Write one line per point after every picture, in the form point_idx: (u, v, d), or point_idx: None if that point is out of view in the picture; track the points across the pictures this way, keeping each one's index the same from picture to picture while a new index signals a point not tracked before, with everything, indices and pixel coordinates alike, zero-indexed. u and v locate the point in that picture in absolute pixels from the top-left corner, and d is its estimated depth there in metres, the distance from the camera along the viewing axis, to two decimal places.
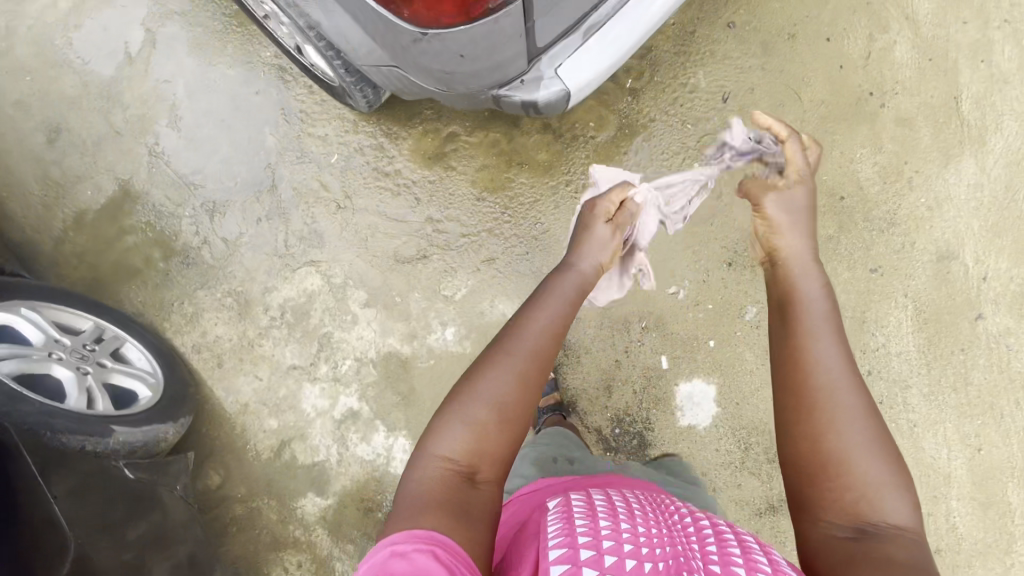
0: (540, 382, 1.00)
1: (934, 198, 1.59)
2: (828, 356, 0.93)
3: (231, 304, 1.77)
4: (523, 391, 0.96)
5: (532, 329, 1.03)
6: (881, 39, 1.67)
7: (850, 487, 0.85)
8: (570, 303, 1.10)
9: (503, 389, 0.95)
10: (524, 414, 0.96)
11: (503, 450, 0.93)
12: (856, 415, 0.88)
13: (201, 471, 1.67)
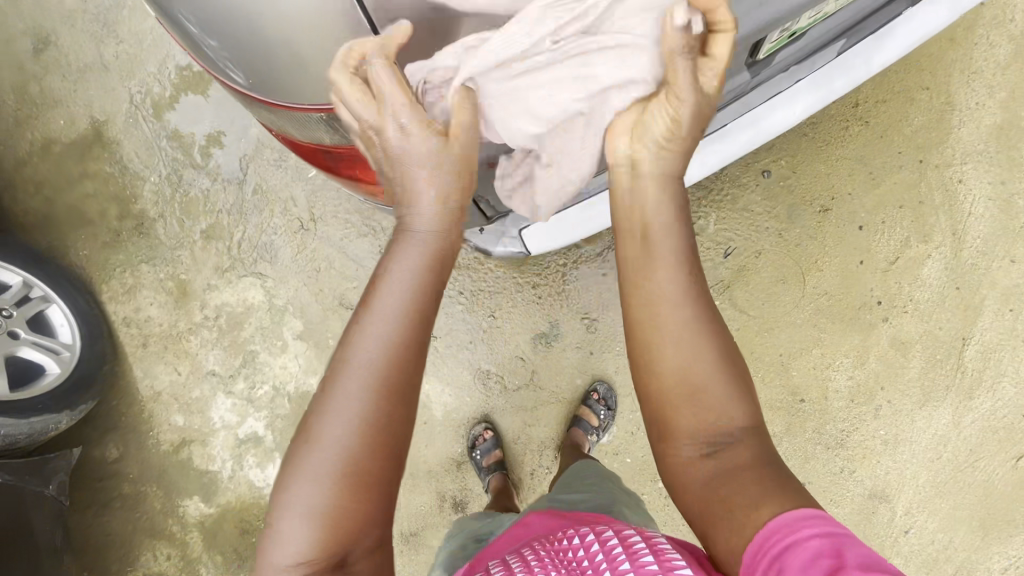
0: (403, 393, 0.67)
1: (894, 435, 1.49)
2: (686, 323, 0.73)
3: (171, 289, 1.73)
4: (376, 421, 0.65)
5: (376, 326, 0.68)
6: (915, 247, 1.50)
7: (700, 401, 0.72)
8: (421, 291, 0.70)
9: (340, 431, 0.65)
10: (392, 441, 0.66)
11: (368, 504, 0.65)
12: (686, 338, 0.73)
13: (101, 442, 1.69)
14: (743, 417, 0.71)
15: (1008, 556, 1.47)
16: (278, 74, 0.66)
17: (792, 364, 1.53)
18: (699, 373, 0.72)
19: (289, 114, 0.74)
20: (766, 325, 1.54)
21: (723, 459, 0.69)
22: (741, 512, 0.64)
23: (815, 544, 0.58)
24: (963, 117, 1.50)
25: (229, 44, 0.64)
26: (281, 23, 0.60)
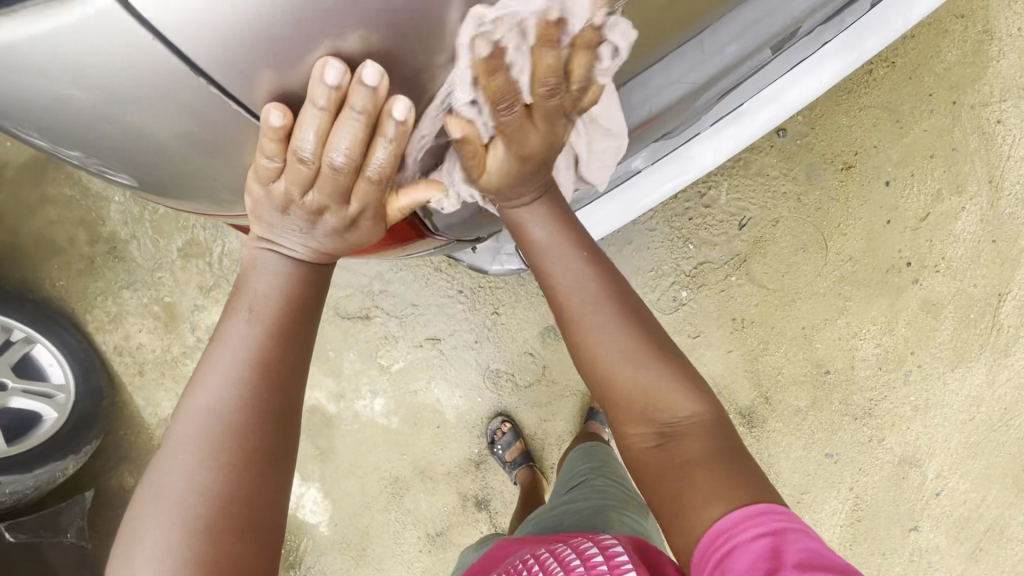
0: (269, 430, 0.55)
1: (925, 399, 1.43)
2: (613, 340, 0.69)
3: (158, 313, 1.65)
4: (241, 468, 0.53)
5: (225, 355, 0.55)
6: (948, 201, 1.38)
7: (646, 414, 0.70)
8: (287, 312, 0.57)
9: (190, 488, 0.51)
10: (263, 492, 0.54)
11: (239, 570, 0.51)
12: (611, 350, 0.69)
13: (114, 473, 1.67)
14: (692, 410, 0.70)
15: None
16: (171, 173, 0.54)
17: (817, 336, 1.44)
18: (639, 385, 0.70)
19: (199, 206, 0.62)
20: (788, 298, 1.44)
21: (671, 455, 0.68)
22: (691, 512, 0.64)
23: (756, 547, 0.60)
24: (1003, 47, 1.35)
25: (94, 152, 0.52)
26: (158, 124, 0.48)
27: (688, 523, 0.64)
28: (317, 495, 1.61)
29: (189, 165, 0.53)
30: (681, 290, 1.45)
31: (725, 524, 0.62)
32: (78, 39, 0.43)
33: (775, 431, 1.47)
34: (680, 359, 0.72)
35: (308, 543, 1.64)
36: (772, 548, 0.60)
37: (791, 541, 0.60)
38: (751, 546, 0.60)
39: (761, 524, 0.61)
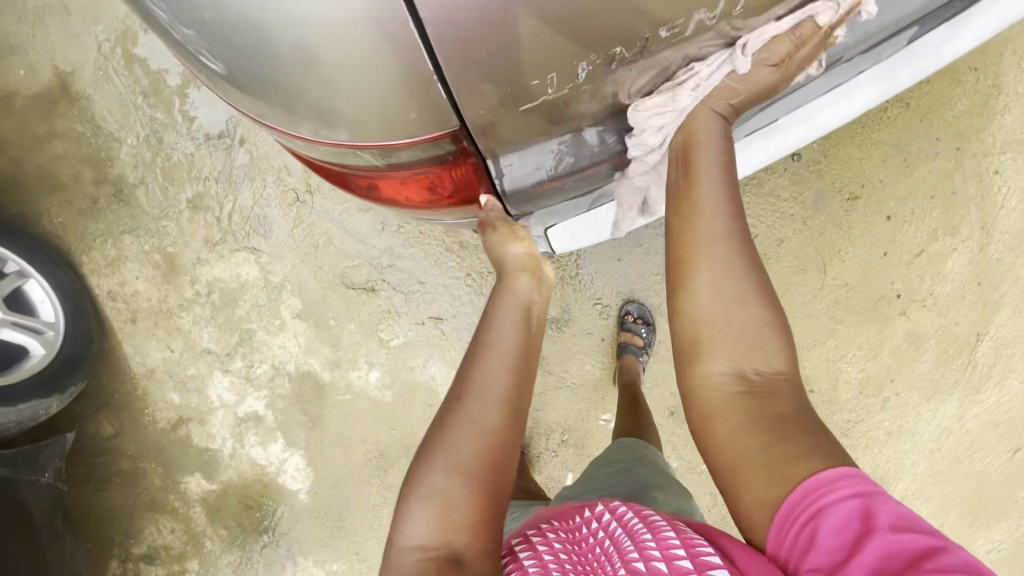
0: (524, 415, 0.77)
1: (899, 426, 1.51)
2: (731, 279, 0.72)
3: (157, 262, 1.62)
4: (500, 440, 0.72)
5: (498, 341, 0.78)
6: (943, 240, 1.45)
7: (746, 352, 0.71)
8: (528, 334, 0.81)
9: (469, 444, 0.71)
10: (512, 463, 0.74)
11: (494, 514, 0.71)
12: (735, 290, 0.71)
13: (94, 419, 1.63)
14: (784, 366, 0.71)
15: (991, 542, 1.52)
16: (263, 72, 0.60)
17: (807, 355, 1.50)
18: (749, 327, 0.71)
19: (270, 115, 0.67)
20: None
21: (761, 406, 0.69)
22: (781, 466, 0.63)
23: (844, 509, 0.59)
24: (1009, 102, 1.43)
25: (207, 33, 0.59)
26: (277, 22, 0.55)
27: (777, 478, 0.63)
28: (299, 461, 1.64)
29: (284, 70, 0.59)
30: None
31: (808, 485, 0.61)
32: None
33: None
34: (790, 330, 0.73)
35: (286, 506, 1.65)
36: (862, 510, 0.58)
37: (882, 506, 0.59)
38: (838, 507, 0.59)
39: (851, 489, 0.60)
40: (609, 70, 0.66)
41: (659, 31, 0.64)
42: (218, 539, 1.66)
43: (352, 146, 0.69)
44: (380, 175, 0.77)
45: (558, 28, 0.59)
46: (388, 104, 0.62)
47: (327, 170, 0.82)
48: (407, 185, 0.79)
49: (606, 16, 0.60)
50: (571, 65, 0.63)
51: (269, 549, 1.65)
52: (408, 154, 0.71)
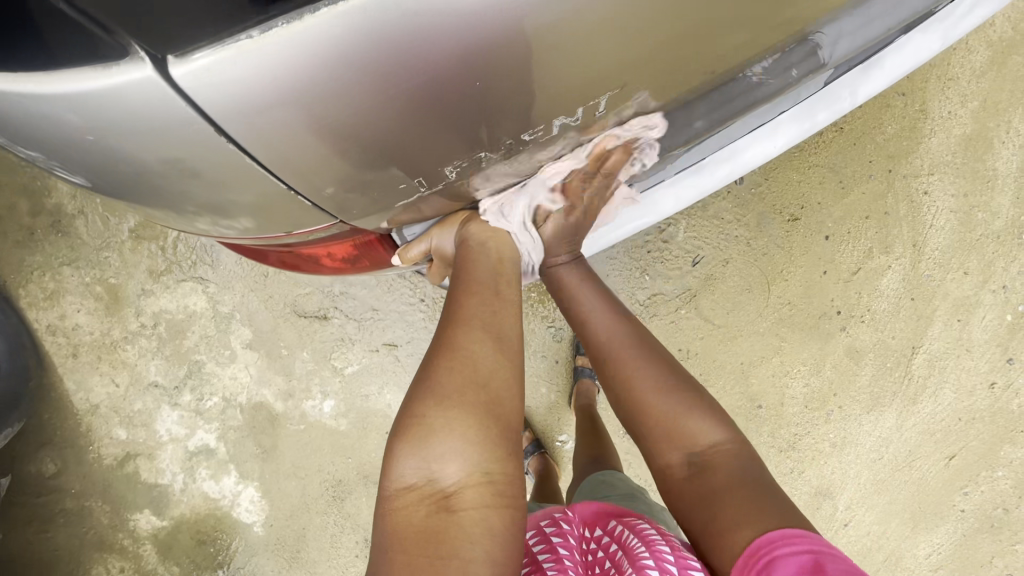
0: (512, 355, 0.76)
1: (843, 437, 1.57)
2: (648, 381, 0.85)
3: (99, 294, 1.57)
4: (471, 370, 0.72)
5: (473, 290, 0.80)
6: (878, 259, 1.51)
7: (672, 437, 0.81)
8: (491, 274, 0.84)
9: (452, 385, 0.70)
10: (500, 399, 0.72)
11: (493, 448, 0.69)
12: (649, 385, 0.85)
13: (35, 457, 1.57)
14: (719, 437, 0.80)
15: (932, 545, 1.59)
16: (141, 184, 0.62)
17: (754, 372, 1.55)
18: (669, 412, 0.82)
19: (159, 211, 0.69)
20: (730, 334, 1.54)
21: (709, 481, 0.76)
22: (726, 533, 0.70)
23: (798, 559, 0.65)
24: (934, 126, 1.50)
25: (79, 162, 0.60)
26: (143, 150, 0.56)
27: (724, 538, 0.70)
28: (254, 494, 1.60)
29: (163, 182, 0.61)
30: None
31: (763, 540, 0.67)
32: (76, 89, 0.50)
33: None
34: (708, 400, 0.85)
35: (241, 540, 1.61)
36: (812, 564, 0.64)
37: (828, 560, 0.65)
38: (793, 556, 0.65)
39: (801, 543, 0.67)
40: (480, 167, 0.69)
41: (522, 137, 0.66)
42: None
43: (253, 235, 0.72)
44: (290, 252, 0.81)
45: (416, 143, 0.60)
46: (275, 200, 0.64)
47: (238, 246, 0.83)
48: (320, 258, 0.83)
49: (460, 129, 0.61)
50: (435, 170, 0.66)
51: None
52: (308, 238, 0.75)
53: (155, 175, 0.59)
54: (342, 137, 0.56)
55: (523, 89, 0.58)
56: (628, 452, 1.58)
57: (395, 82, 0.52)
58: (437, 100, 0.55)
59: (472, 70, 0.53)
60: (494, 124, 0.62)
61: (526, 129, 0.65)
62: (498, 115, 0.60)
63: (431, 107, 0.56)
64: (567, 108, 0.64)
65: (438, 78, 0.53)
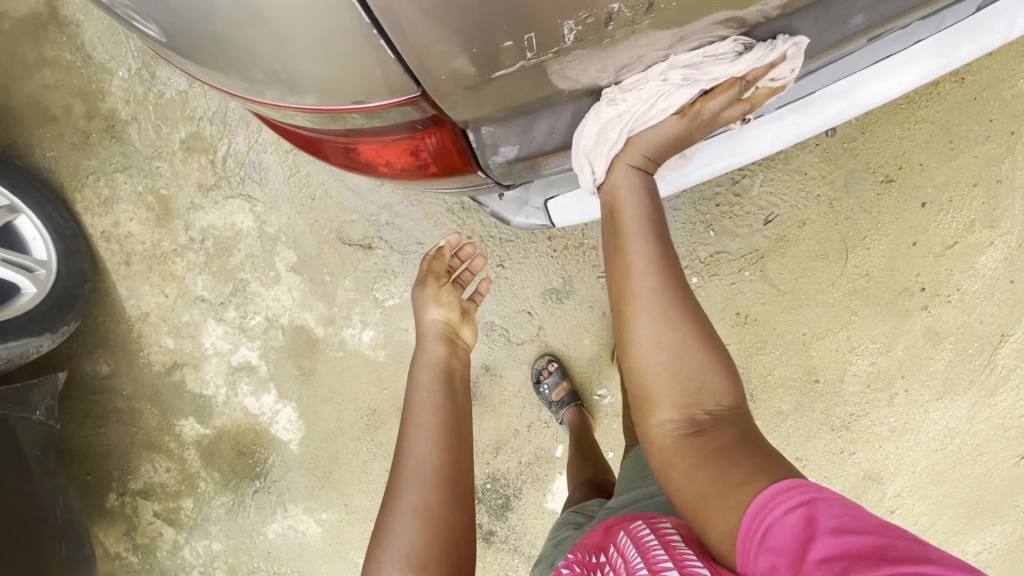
0: (464, 474, 0.82)
1: (903, 423, 1.46)
2: (647, 334, 0.69)
3: (151, 204, 1.57)
4: (432, 527, 0.76)
5: (425, 421, 0.84)
6: (978, 234, 1.36)
7: (689, 399, 0.67)
8: (444, 409, 0.86)
9: (417, 535, 0.75)
10: (452, 548, 0.76)
11: None
12: (651, 330, 0.69)
13: (91, 358, 1.64)
14: (732, 403, 0.68)
15: (984, 543, 1.50)
16: (213, 43, 0.58)
17: (815, 345, 1.46)
18: (682, 372, 0.68)
19: (230, 80, 0.64)
20: (796, 302, 1.44)
21: (707, 445, 0.64)
22: (726, 499, 0.59)
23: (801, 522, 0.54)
24: None
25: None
26: None
27: (731, 503, 0.58)
28: (291, 414, 1.64)
29: (231, 32, 0.55)
30: (691, 276, 1.46)
31: (740, 549, 0.57)
32: None
33: None
34: (730, 369, 0.70)
35: (278, 456, 1.67)
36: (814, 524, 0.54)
37: (823, 508, 0.54)
38: (779, 533, 0.54)
39: (787, 500, 0.55)
40: (605, 32, 0.58)
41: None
42: (213, 481, 1.69)
43: (310, 112, 0.66)
44: (350, 143, 0.73)
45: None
46: (349, 53, 0.55)
47: (298, 138, 0.78)
48: (382, 155, 0.75)
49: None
50: (554, 27, 0.55)
51: (261, 494, 1.69)
52: (373, 124, 0.66)
53: (222, 22, 0.54)
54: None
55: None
56: None
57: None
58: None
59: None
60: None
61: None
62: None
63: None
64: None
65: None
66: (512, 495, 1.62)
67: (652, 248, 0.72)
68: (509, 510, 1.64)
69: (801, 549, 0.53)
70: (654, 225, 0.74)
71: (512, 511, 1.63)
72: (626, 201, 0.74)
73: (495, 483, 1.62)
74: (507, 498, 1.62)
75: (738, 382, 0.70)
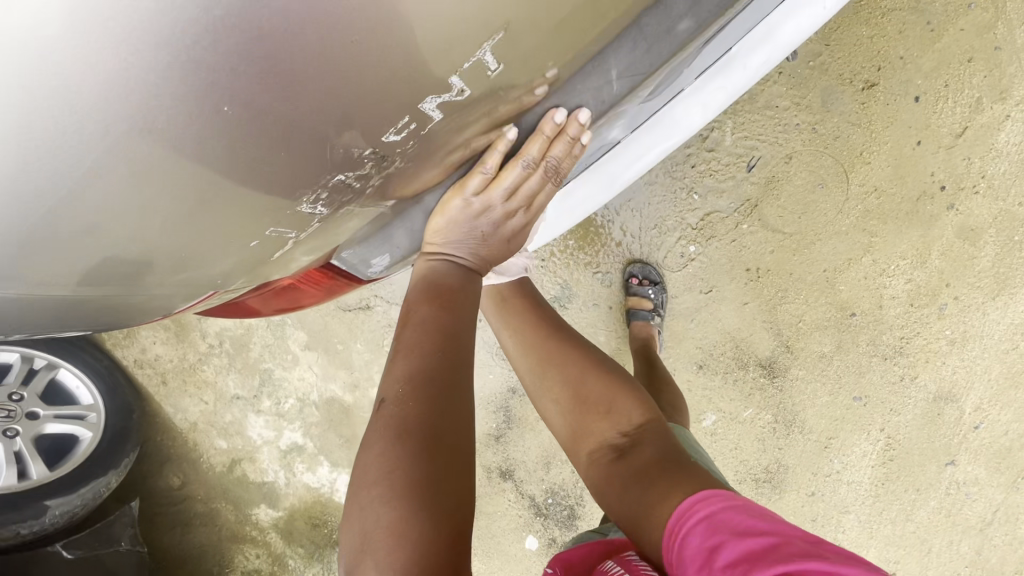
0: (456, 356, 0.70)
1: (962, 332, 1.34)
2: (562, 385, 1.00)
3: (167, 324, 1.67)
4: (421, 401, 0.64)
5: (419, 308, 0.72)
6: (989, 111, 1.23)
7: (608, 421, 0.94)
8: (448, 298, 0.73)
9: (400, 370, 0.68)
10: (451, 421, 0.65)
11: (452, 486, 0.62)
12: (566, 380, 1.00)
13: (160, 474, 1.76)
14: (642, 416, 0.94)
15: None
16: (124, 316, 0.63)
17: (841, 278, 1.35)
18: (601, 399, 0.97)
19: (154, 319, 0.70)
20: (807, 240, 1.34)
21: (629, 461, 0.87)
22: (649, 511, 0.76)
23: (698, 529, 0.67)
24: None
25: (66, 325, 0.61)
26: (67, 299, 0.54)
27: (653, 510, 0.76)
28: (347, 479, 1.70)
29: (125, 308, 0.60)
30: (688, 245, 1.38)
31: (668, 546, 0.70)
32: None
33: (797, 380, 1.42)
34: (637, 393, 0.98)
35: None
36: (710, 528, 0.66)
37: (727, 518, 0.66)
38: (691, 537, 0.67)
39: (695, 513, 0.69)
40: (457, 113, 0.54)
41: (383, 140, 0.51)
42: (299, 556, 1.79)
43: (211, 297, 0.65)
44: (266, 294, 0.72)
45: (253, 167, 0.47)
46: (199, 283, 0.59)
47: (225, 311, 0.78)
48: (299, 284, 0.72)
49: (300, 130, 0.46)
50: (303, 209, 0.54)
51: None
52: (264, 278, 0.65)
53: (101, 300, 0.56)
54: (165, 182, 0.45)
55: (331, 50, 0.42)
56: (706, 388, 1.45)
57: (155, 90, 0.39)
58: (222, 102, 0.41)
59: (236, 45, 0.39)
60: (325, 135, 0.47)
61: (384, 126, 0.50)
62: (328, 96, 0.44)
63: (232, 117, 0.42)
64: (417, 68, 0.46)
65: (196, 69, 0.39)
66: (576, 504, 1.62)
67: (546, 325, 1.06)
68: (577, 519, 1.63)
69: (708, 551, 0.64)
70: (547, 316, 1.09)
71: (580, 519, 1.62)
72: (520, 317, 1.07)
73: (556, 496, 1.62)
74: (572, 508, 1.62)
75: (647, 400, 0.97)
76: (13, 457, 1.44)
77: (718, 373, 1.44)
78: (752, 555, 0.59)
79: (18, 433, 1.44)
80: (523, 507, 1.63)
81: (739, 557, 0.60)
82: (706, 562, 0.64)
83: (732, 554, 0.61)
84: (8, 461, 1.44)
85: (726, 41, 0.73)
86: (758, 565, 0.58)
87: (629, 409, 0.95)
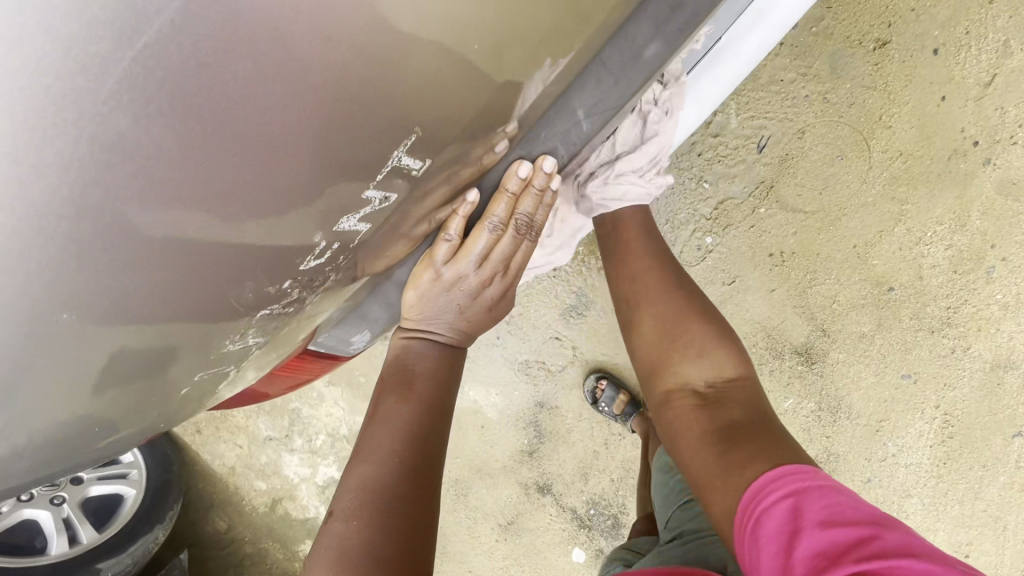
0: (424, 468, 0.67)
1: (1015, 294, 1.24)
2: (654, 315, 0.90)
3: None
4: (372, 523, 0.62)
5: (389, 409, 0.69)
6: (1019, 54, 1.13)
7: (690, 361, 0.85)
8: (421, 401, 0.69)
9: (356, 482, 0.65)
10: (401, 544, 0.62)
11: None
12: (658, 309, 0.90)
13: (207, 520, 1.79)
14: (737, 374, 0.83)
15: None
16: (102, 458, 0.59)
17: (874, 253, 1.26)
18: (692, 339, 0.86)
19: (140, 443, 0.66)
20: (832, 216, 1.25)
21: (713, 413, 0.78)
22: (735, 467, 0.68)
23: (780, 510, 0.62)
24: None
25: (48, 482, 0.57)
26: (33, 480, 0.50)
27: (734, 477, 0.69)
28: None
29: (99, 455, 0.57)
30: (704, 237, 1.31)
31: (739, 521, 0.66)
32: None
33: (838, 363, 1.34)
34: (737, 344, 0.87)
35: None
36: (793, 510, 0.61)
37: (813, 501, 0.62)
38: (768, 519, 0.62)
39: (779, 488, 0.64)
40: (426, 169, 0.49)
41: (302, 267, 0.48)
42: None
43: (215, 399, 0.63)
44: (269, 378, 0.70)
45: (171, 326, 0.42)
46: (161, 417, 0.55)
47: (235, 401, 0.76)
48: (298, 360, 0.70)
49: (215, 281, 0.42)
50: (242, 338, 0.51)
51: None
52: (249, 375, 0.60)
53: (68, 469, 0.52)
54: (73, 364, 0.40)
55: (234, 194, 0.37)
56: None
57: (54, 301, 0.36)
58: (121, 271, 0.36)
59: (124, 213, 0.34)
60: (245, 271, 0.44)
61: (300, 255, 0.46)
62: (240, 239, 0.40)
63: (135, 286, 0.38)
64: (329, 192, 0.42)
65: (81, 247, 0.34)
66: (619, 512, 1.57)
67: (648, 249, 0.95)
68: (622, 526, 1.59)
69: (789, 537, 0.61)
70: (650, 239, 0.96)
71: (626, 527, 1.58)
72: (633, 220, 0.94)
73: (598, 506, 1.58)
74: (615, 517, 1.57)
75: (745, 357, 0.86)
76: (62, 525, 1.47)
77: (752, 365, 1.37)
78: (847, 549, 0.56)
79: (65, 499, 1.48)
80: (566, 520, 1.60)
81: (827, 552, 0.57)
82: (788, 548, 0.60)
83: (819, 546, 0.58)
84: (57, 529, 1.46)
85: (713, 33, 0.69)
86: (853, 562, 0.55)
87: (724, 357, 0.84)
